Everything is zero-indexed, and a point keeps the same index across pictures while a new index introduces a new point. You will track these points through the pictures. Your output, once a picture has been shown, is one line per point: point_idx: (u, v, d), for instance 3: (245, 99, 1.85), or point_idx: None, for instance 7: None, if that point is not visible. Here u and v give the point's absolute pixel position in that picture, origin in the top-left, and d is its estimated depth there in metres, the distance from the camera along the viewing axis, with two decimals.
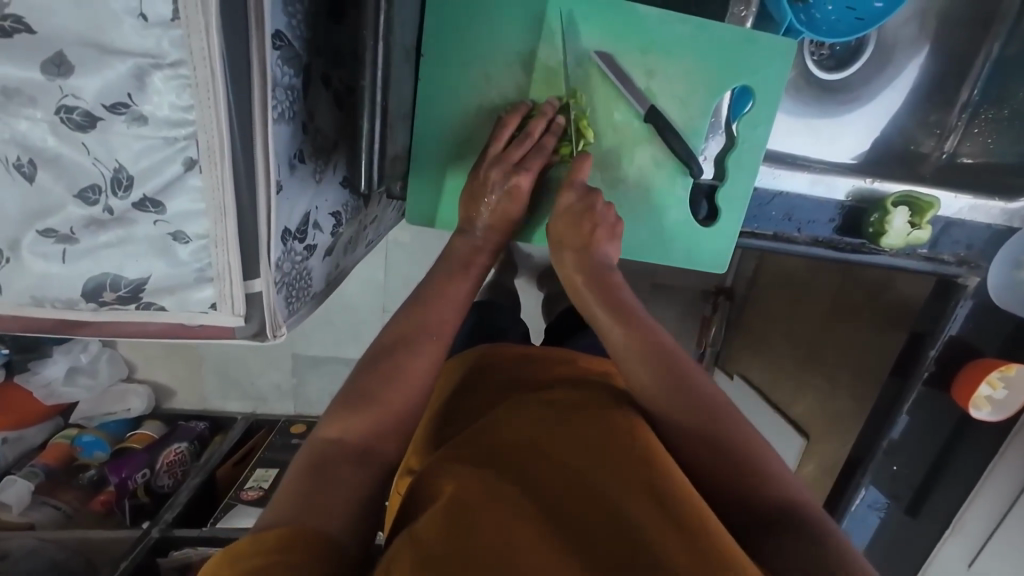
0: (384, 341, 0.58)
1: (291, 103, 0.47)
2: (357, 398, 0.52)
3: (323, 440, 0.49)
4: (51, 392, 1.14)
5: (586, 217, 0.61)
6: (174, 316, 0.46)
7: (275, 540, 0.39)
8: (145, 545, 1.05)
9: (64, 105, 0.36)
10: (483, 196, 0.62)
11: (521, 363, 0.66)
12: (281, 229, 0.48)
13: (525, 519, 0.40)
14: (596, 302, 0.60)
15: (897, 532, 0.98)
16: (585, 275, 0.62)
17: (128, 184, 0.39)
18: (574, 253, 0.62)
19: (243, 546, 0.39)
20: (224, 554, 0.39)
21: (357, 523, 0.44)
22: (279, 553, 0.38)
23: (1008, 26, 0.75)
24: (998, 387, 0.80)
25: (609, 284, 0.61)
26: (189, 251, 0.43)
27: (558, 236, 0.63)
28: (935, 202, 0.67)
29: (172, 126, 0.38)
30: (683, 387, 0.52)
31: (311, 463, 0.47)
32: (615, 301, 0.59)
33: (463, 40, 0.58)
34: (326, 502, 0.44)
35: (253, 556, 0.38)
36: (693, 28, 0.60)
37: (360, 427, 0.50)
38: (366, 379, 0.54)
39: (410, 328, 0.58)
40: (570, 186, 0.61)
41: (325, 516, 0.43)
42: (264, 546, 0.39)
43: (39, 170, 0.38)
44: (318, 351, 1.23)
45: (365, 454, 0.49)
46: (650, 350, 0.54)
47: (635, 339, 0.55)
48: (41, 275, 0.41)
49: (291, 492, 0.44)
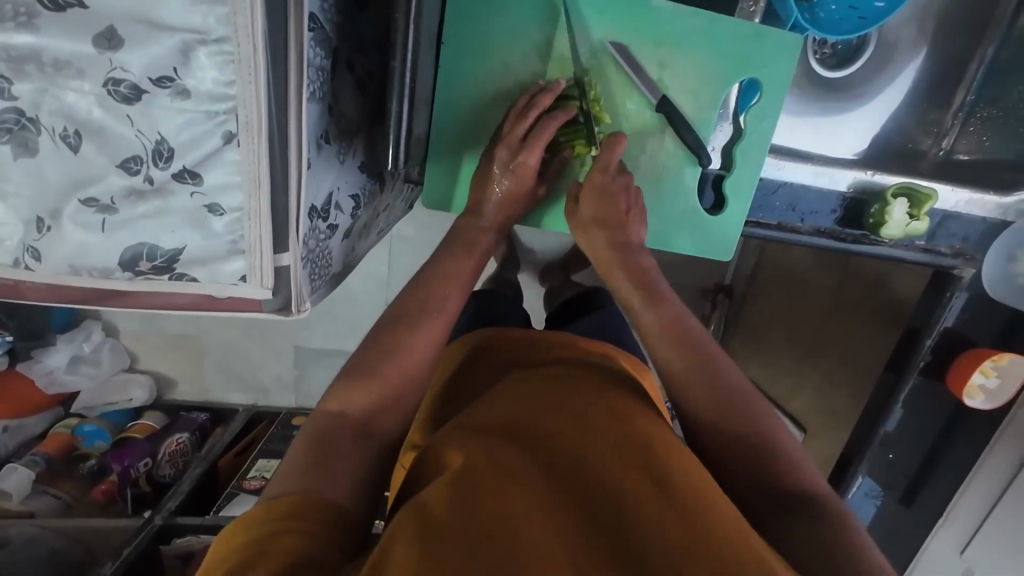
0: (388, 316, 0.59)
1: (321, 84, 0.49)
2: (358, 374, 0.54)
3: (326, 412, 0.51)
4: (53, 381, 1.14)
5: (619, 195, 0.63)
6: (205, 287, 0.47)
7: (288, 506, 0.41)
8: (147, 533, 1.05)
9: (112, 78, 0.37)
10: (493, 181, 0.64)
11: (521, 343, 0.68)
12: (309, 205, 0.50)
13: (525, 484, 0.42)
14: (629, 284, 0.62)
15: (891, 521, 1.01)
16: (619, 254, 0.63)
17: (168, 156, 0.41)
18: (606, 234, 0.63)
19: (259, 511, 0.41)
20: (236, 524, 0.40)
21: (362, 495, 0.46)
22: (292, 520, 0.40)
23: (1003, 30, 0.78)
24: (992, 376, 0.83)
25: (644, 277, 0.62)
26: (223, 223, 0.44)
27: (587, 217, 0.64)
28: (933, 195, 0.70)
29: (214, 100, 0.39)
30: (700, 361, 0.54)
31: (317, 433, 0.49)
32: (650, 288, 0.61)
33: (483, 30, 0.61)
34: (333, 472, 0.45)
35: (266, 521, 0.40)
36: (705, 22, 0.62)
37: (362, 401, 0.52)
38: (373, 359, 0.55)
39: (414, 304, 0.60)
40: (603, 167, 0.62)
41: (333, 486, 0.44)
42: (277, 513, 0.41)
43: (83, 142, 0.39)
44: (321, 341, 1.24)
45: (365, 428, 0.51)
46: (670, 332, 0.57)
47: (660, 321, 0.57)
48: (80, 244, 0.43)
49: (299, 461, 0.46)
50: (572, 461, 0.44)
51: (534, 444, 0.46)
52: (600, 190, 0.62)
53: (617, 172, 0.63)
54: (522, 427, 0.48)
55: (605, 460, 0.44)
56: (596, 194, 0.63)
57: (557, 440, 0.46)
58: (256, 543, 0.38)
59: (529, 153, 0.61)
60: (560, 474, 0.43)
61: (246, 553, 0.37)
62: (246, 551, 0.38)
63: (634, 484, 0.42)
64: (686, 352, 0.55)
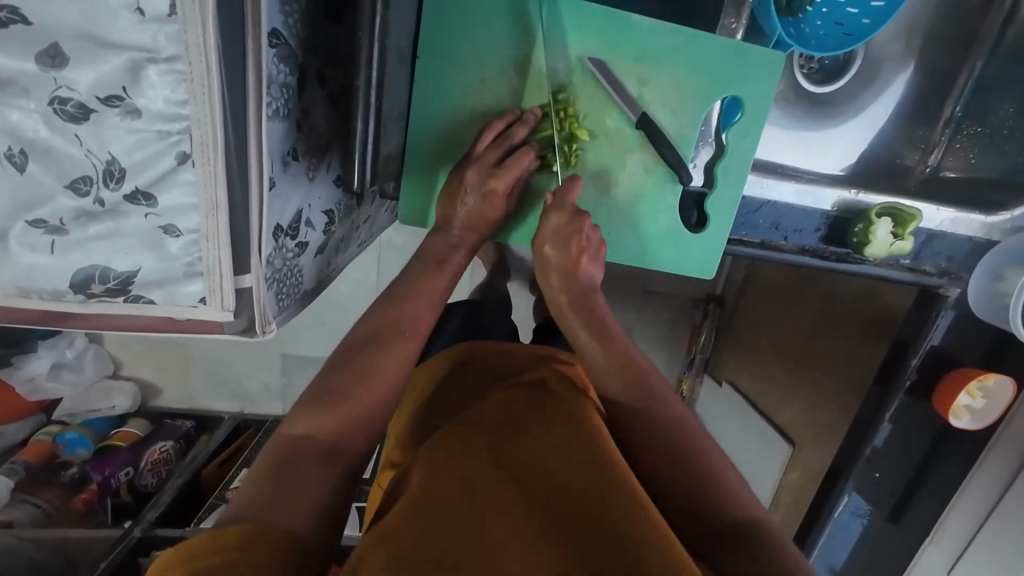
0: (359, 334, 0.59)
1: (286, 101, 0.48)
2: (324, 396, 0.53)
3: (291, 436, 0.49)
4: (35, 388, 1.11)
5: (575, 237, 0.61)
6: (162, 310, 0.46)
7: (237, 536, 0.39)
8: (126, 544, 1.03)
9: (57, 97, 0.36)
10: (460, 198, 0.63)
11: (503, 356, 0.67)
12: (273, 225, 0.49)
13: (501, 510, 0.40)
14: (581, 327, 0.63)
15: (879, 538, 0.99)
16: (570, 298, 0.65)
17: (119, 176, 0.39)
18: (562, 279, 0.64)
19: (203, 538, 0.38)
20: (180, 548, 0.38)
21: (324, 522, 0.45)
22: (241, 550, 0.38)
23: (990, 46, 0.78)
24: (977, 397, 0.82)
25: (593, 315, 0.64)
26: (179, 245, 0.43)
27: (548, 258, 0.63)
28: (917, 214, 0.69)
29: (166, 120, 0.38)
30: (659, 421, 0.55)
31: (279, 458, 0.47)
32: (603, 331, 0.63)
33: (459, 44, 0.59)
34: (290, 499, 0.44)
35: (212, 549, 0.37)
36: (685, 38, 0.62)
37: (330, 425, 0.51)
38: (337, 388, 0.53)
39: (386, 321, 0.60)
40: (561, 204, 0.60)
41: (290, 515, 0.43)
42: (226, 540, 0.38)
43: (30, 161, 0.37)
44: (308, 349, 1.22)
45: (332, 451, 0.50)
46: (628, 374, 0.59)
47: (620, 378, 0.59)
48: (30, 265, 0.41)
49: (259, 486, 0.44)
50: (550, 483, 0.43)
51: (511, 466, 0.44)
52: (557, 231, 0.61)
53: (575, 212, 0.60)
54: (504, 446, 0.46)
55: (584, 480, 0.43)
56: (555, 234, 0.61)
57: (536, 462, 0.45)
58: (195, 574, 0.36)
59: (501, 177, 0.60)
60: (536, 496, 0.42)
61: None
62: None
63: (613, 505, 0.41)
64: (645, 398, 0.57)
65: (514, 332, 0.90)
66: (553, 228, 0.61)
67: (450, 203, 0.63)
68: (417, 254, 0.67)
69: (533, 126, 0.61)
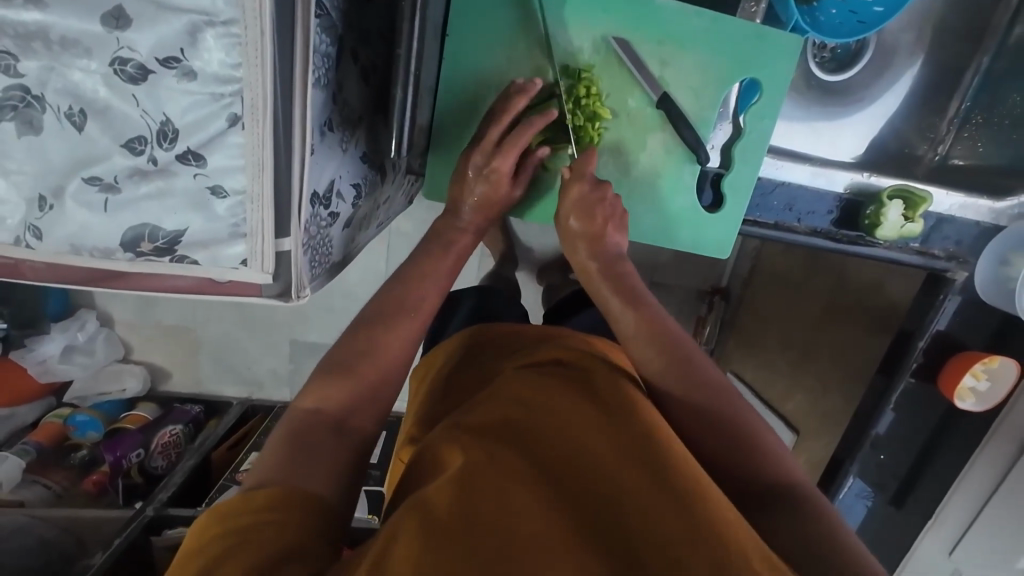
0: (366, 313, 0.59)
1: (326, 72, 0.49)
2: (337, 371, 0.53)
3: (303, 411, 0.49)
4: (46, 370, 1.13)
5: (599, 207, 0.63)
6: (205, 270, 0.48)
7: (264, 500, 0.41)
8: (139, 523, 1.04)
9: (118, 57, 0.38)
10: (473, 184, 0.64)
11: (513, 336, 0.68)
12: (311, 191, 0.50)
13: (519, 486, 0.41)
14: (613, 292, 0.62)
15: (880, 522, 1.02)
16: (601, 266, 0.63)
17: (172, 136, 0.41)
18: (588, 245, 0.64)
19: (233, 502, 0.41)
20: (211, 513, 0.41)
21: (339, 485, 0.45)
22: (267, 514, 0.40)
23: (998, 40, 0.79)
24: (981, 378, 0.84)
25: (626, 283, 0.62)
26: (225, 206, 0.45)
27: (573, 230, 0.64)
28: (928, 196, 0.71)
29: (220, 82, 0.40)
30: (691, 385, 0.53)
31: (295, 433, 0.47)
32: (630, 292, 0.61)
33: (485, 26, 0.62)
34: (308, 467, 0.45)
35: (236, 516, 0.40)
36: (707, 21, 0.63)
37: (339, 397, 0.51)
38: (363, 357, 0.55)
39: (407, 305, 0.60)
40: (581, 177, 0.63)
41: (311, 479, 0.44)
42: (251, 505, 0.40)
43: (89, 121, 0.39)
44: (318, 335, 1.22)
45: (341, 425, 0.49)
46: (661, 343, 0.56)
47: (653, 339, 0.57)
48: (83, 223, 0.43)
49: (272, 457, 0.45)
50: (574, 455, 0.45)
51: (538, 445, 0.46)
52: (579, 201, 0.63)
53: (596, 181, 0.63)
54: (515, 419, 0.48)
55: (612, 456, 0.44)
56: (578, 205, 0.63)
57: (562, 441, 0.46)
58: (228, 537, 0.38)
59: (505, 156, 0.62)
60: (553, 464, 0.44)
61: (227, 545, 0.38)
62: (221, 542, 0.38)
63: (643, 487, 0.42)
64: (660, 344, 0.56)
65: (524, 315, 0.91)
66: (575, 198, 0.63)
67: (469, 185, 0.65)
68: (421, 240, 0.67)
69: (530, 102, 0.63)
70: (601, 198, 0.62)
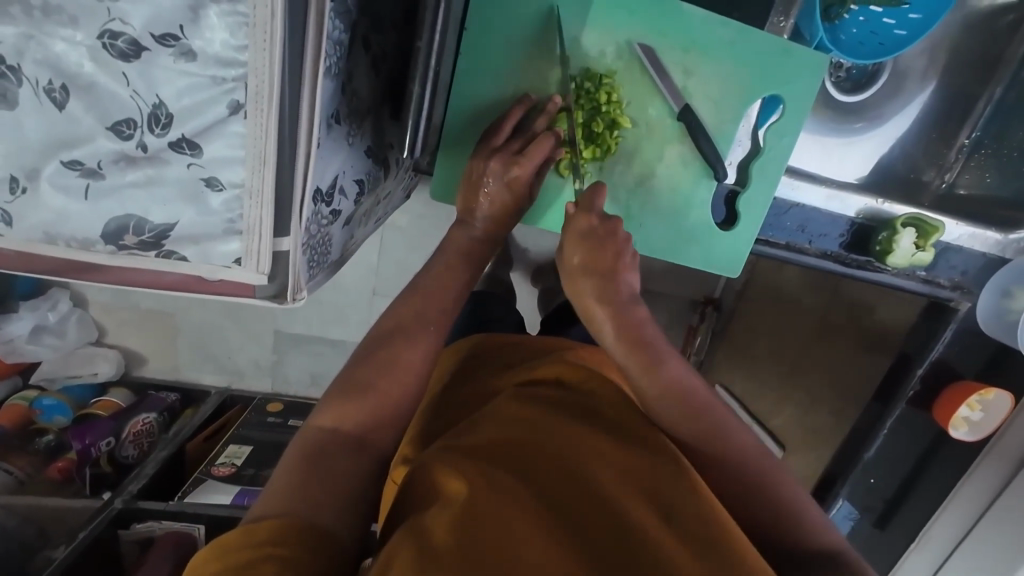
0: (385, 326, 0.56)
1: (337, 60, 0.46)
2: (353, 389, 0.50)
3: (318, 429, 0.47)
4: (13, 350, 1.08)
5: (609, 242, 0.56)
6: (194, 267, 0.44)
7: (269, 532, 0.38)
8: (106, 516, 0.98)
9: (108, 30, 0.34)
10: (482, 187, 0.61)
11: (516, 351, 0.65)
12: (314, 187, 0.47)
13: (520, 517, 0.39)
14: (606, 319, 0.56)
15: (864, 543, 1.02)
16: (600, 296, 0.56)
17: (165, 121, 0.37)
18: (596, 283, 0.56)
19: (236, 536, 0.38)
20: (216, 545, 0.37)
21: (354, 519, 0.43)
22: (273, 547, 0.37)
23: (1011, 72, 0.78)
24: (976, 409, 0.84)
25: (637, 334, 0.55)
26: (221, 200, 0.41)
27: (575, 264, 0.57)
28: (940, 226, 0.70)
29: (222, 65, 0.36)
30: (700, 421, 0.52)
31: (311, 453, 0.45)
32: (645, 351, 0.54)
33: (503, 22, 0.59)
34: (322, 496, 0.42)
35: (249, 548, 0.37)
36: (735, 33, 0.61)
37: (355, 417, 0.48)
38: (362, 368, 0.52)
39: (409, 317, 0.57)
40: (588, 210, 0.55)
41: (319, 507, 0.41)
42: (257, 538, 0.37)
43: (70, 98, 0.35)
44: (303, 327, 1.17)
45: (362, 445, 0.47)
46: (673, 396, 0.53)
47: (661, 381, 0.53)
48: (61, 209, 0.39)
49: (287, 485, 0.42)
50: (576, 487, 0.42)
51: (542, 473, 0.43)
52: (586, 232, 0.56)
53: (604, 215, 0.56)
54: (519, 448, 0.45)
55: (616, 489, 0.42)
56: (579, 234, 0.57)
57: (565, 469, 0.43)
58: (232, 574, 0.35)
59: (523, 165, 0.59)
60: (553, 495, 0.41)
61: None
62: None
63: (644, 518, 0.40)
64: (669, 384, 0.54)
65: (522, 322, 0.88)
66: (582, 230, 0.56)
67: (474, 193, 0.62)
68: (437, 248, 0.64)
69: (553, 115, 0.60)
70: (613, 233, 0.56)
